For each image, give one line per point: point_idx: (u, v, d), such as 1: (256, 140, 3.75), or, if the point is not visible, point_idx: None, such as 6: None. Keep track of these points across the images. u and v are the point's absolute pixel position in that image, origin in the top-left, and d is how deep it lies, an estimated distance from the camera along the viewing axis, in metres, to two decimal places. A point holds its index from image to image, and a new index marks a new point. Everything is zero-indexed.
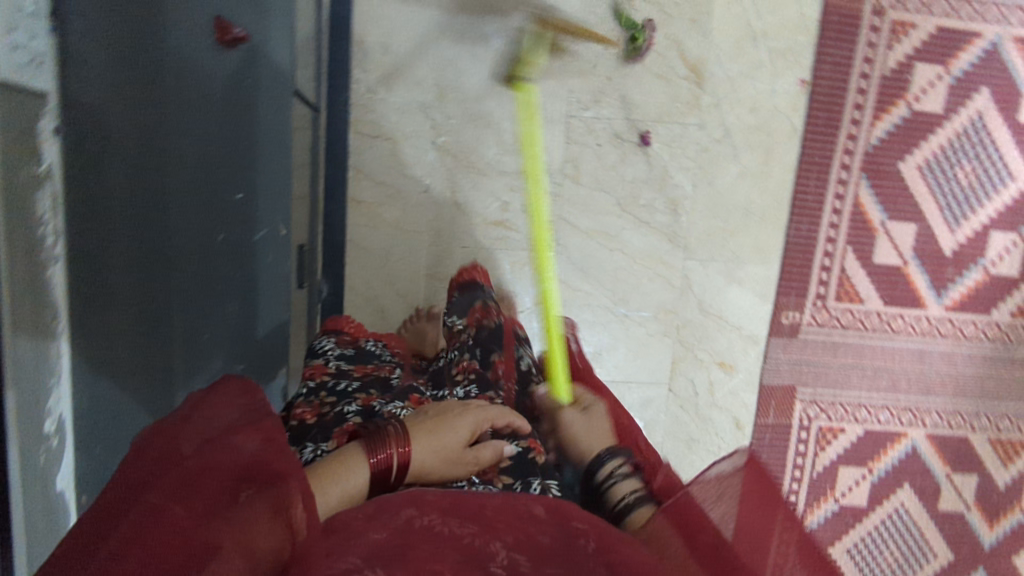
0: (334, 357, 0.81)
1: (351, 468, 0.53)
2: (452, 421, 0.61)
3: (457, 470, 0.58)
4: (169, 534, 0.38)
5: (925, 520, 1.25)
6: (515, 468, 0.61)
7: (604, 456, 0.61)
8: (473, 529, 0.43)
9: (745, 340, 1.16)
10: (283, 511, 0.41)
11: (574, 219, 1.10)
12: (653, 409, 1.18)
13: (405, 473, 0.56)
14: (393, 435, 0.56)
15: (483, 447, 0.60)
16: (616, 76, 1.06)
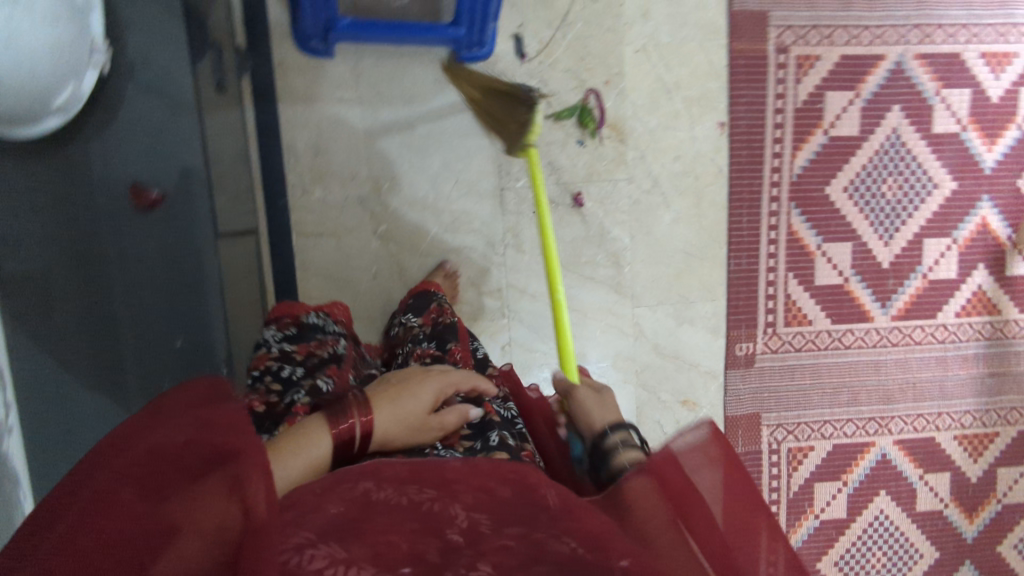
0: (276, 341, 0.83)
1: (313, 440, 0.55)
2: (415, 390, 0.65)
3: (421, 437, 0.64)
4: (109, 529, 0.34)
5: (907, 524, 1.28)
6: (473, 433, 0.68)
7: (608, 429, 0.66)
8: (433, 494, 0.46)
9: (703, 374, 1.20)
10: (241, 489, 0.38)
11: (521, 284, 1.14)
12: None
13: (370, 442, 0.60)
14: (354, 406, 0.60)
15: (446, 412, 0.66)
16: (541, 144, 1.11)
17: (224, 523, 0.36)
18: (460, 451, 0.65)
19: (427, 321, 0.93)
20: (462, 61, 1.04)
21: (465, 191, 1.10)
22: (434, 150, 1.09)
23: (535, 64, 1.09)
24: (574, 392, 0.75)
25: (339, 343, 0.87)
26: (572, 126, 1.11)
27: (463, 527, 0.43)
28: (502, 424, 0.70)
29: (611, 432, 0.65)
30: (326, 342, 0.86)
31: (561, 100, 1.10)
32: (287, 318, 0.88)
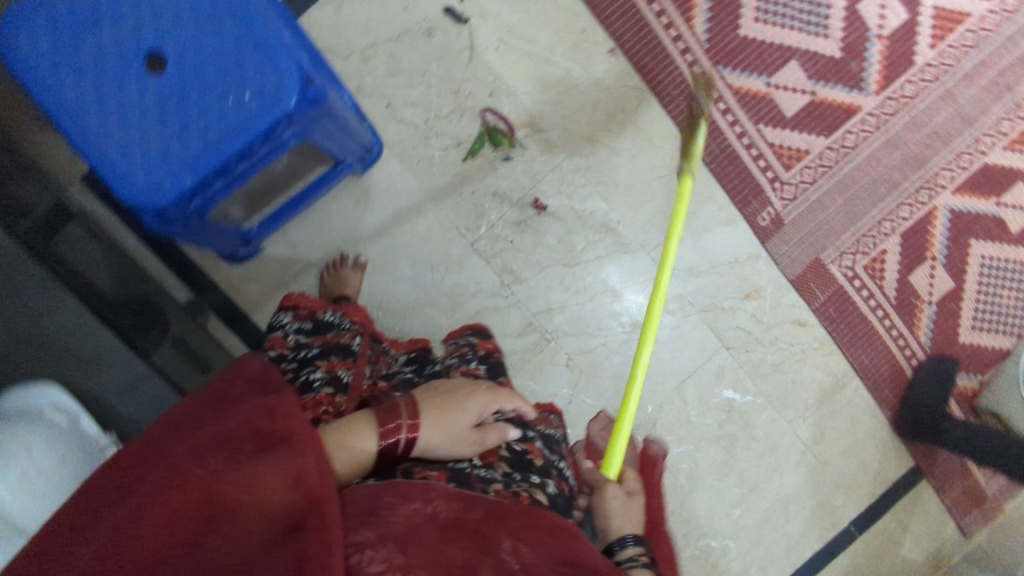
0: (290, 328, 0.78)
1: (360, 432, 0.57)
2: (465, 403, 0.66)
3: (465, 449, 0.64)
4: (195, 496, 0.42)
5: (1013, 250, 1.22)
6: (512, 462, 0.68)
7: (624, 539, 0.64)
8: (478, 517, 0.53)
9: (747, 261, 1.19)
10: (300, 481, 0.45)
11: (545, 304, 1.12)
12: (729, 374, 1.19)
13: (412, 447, 0.60)
14: (405, 407, 0.61)
15: (488, 430, 0.66)
16: (477, 184, 1.10)
17: (280, 498, 0.44)
18: (499, 474, 0.65)
19: (458, 352, 0.84)
20: (365, 171, 1.08)
21: (443, 266, 1.10)
22: (398, 254, 1.10)
23: (425, 123, 1.08)
24: (603, 485, 0.73)
25: (356, 339, 0.81)
26: (490, 150, 1.10)
27: (511, 553, 0.50)
28: (539, 465, 0.70)
29: (624, 543, 0.64)
30: (342, 335, 0.80)
31: (467, 136, 1.09)
32: (305, 309, 0.82)
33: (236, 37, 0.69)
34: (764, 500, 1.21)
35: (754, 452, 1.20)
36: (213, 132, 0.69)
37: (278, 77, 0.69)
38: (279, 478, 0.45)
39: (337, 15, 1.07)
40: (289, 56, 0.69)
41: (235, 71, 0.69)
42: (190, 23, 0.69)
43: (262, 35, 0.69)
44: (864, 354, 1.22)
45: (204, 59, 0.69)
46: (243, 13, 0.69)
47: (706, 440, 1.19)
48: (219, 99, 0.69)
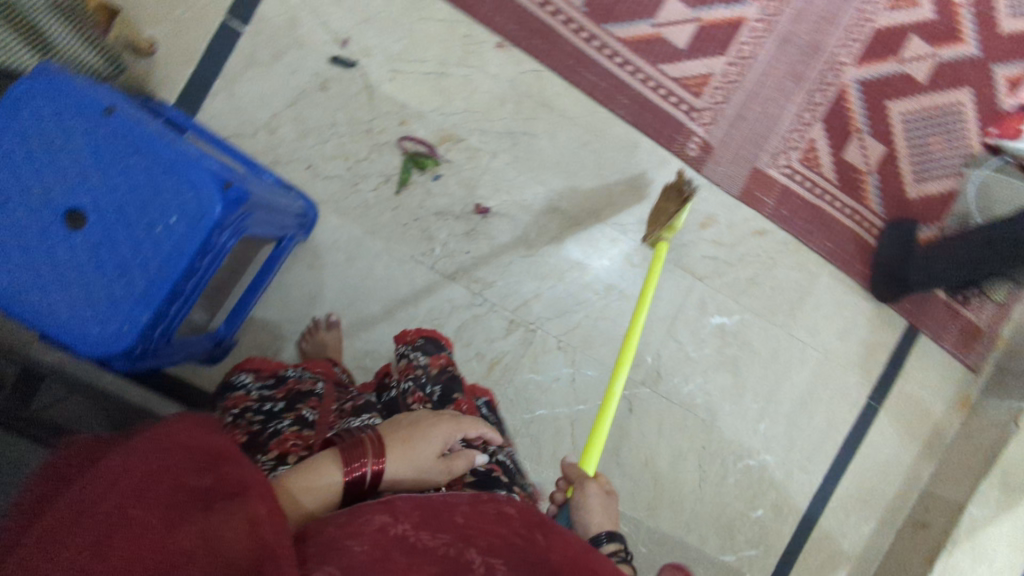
0: (253, 385, 0.78)
1: (326, 470, 0.59)
2: (431, 431, 0.68)
3: (432, 477, 0.66)
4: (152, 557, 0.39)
5: (928, 98, 1.27)
6: (477, 482, 0.73)
7: (604, 536, 0.73)
8: (446, 539, 0.53)
9: (692, 192, 1.21)
10: (255, 526, 0.43)
11: (520, 299, 1.15)
12: (711, 302, 1.23)
13: (379, 482, 0.62)
14: (370, 447, 0.62)
15: (454, 458, 0.69)
16: (418, 209, 1.12)
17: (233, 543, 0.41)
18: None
19: (413, 375, 0.84)
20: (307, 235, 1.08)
21: (414, 297, 1.12)
22: (367, 300, 1.11)
23: (350, 170, 1.10)
24: (585, 486, 0.81)
25: (318, 383, 0.80)
26: (419, 174, 1.12)
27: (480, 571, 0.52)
28: (503, 482, 0.75)
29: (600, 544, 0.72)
30: (302, 381, 0.79)
31: (393, 168, 1.11)
32: (265, 370, 0.82)
33: (143, 169, 0.72)
34: (783, 405, 1.25)
35: (758, 364, 1.24)
36: (152, 263, 0.72)
37: (195, 192, 0.72)
38: (232, 524, 0.42)
39: (231, 97, 1.07)
40: (198, 169, 0.72)
41: (153, 200, 0.72)
42: (95, 171, 0.72)
43: (167, 159, 0.72)
44: (827, 239, 1.26)
45: (121, 199, 0.72)
46: (142, 145, 0.72)
47: (711, 369, 1.23)
48: (147, 231, 0.72)
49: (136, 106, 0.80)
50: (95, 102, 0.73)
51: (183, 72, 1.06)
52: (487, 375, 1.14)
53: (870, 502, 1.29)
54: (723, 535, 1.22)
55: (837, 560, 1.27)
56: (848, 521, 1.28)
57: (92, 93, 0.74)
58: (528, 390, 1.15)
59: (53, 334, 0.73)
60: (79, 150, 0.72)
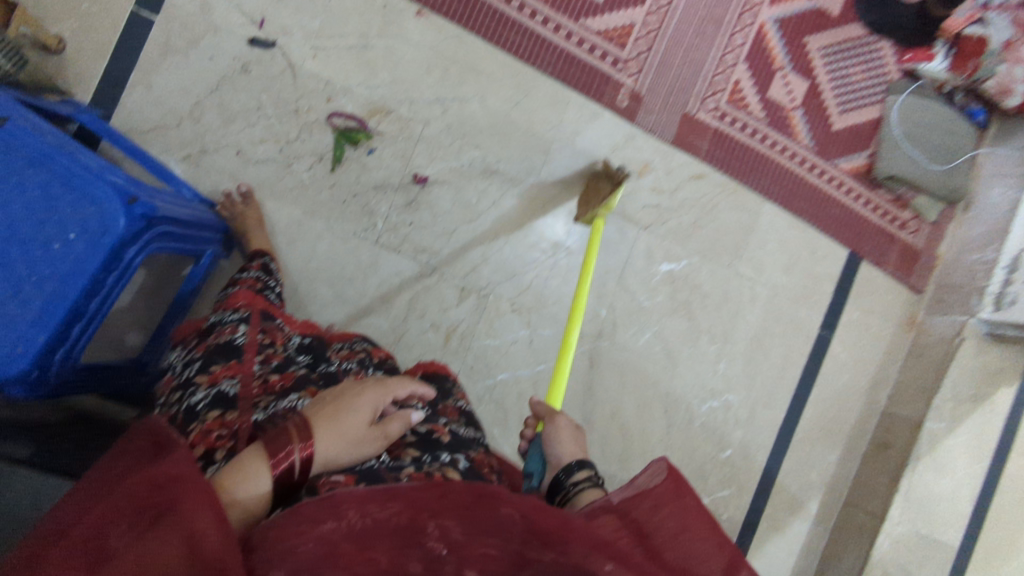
0: (177, 358, 0.78)
1: (256, 473, 0.55)
2: (359, 405, 0.67)
3: (369, 448, 0.65)
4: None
5: (841, 32, 1.32)
6: (420, 444, 0.71)
7: (574, 465, 0.70)
8: (396, 508, 0.52)
9: (626, 143, 1.22)
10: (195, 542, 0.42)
11: (469, 265, 1.14)
12: (658, 248, 1.24)
13: (312, 464, 0.60)
14: (295, 431, 0.60)
15: (388, 421, 0.68)
16: (355, 185, 1.10)
17: (176, 568, 0.40)
18: (408, 460, 0.67)
19: (356, 358, 0.83)
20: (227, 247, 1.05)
21: (362, 275, 1.10)
22: (313, 283, 1.09)
23: (281, 153, 1.08)
24: (555, 417, 0.80)
25: (240, 329, 0.79)
26: (352, 150, 1.10)
27: (438, 535, 0.51)
28: (448, 441, 0.74)
29: (572, 472, 0.70)
30: (222, 333, 0.78)
31: (324, 146, 1.09)
32: (189, 333, 0.82)
33: (38, 181, 0.68)
34: (739, 344, 1.27)
35: (710, 306, 1.26)
36: (49, 283, 0.68)
37: (97, 206, 0.69)
38: (170, 543, 0.41)
39: (150, 90, 1.04)
40: (102, 184, 0.70)
41: (50, 215, 0.68)
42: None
43: (66, 171, 0.69)
44: (762, 177, 1.29)
45: (14, 213, 0.68)
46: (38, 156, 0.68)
47: (666, 315, 1.24)
48: (43, 249, 0.68)
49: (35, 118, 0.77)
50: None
51: (98, 68, 1.03)
52: (444, 345, 1.13)
53: (836, 430, 1.32)
54: (696, 479, 1.23)
55: (808, 489, 1.30)
56: (815, 451, 1.31)
57: None
58: (486, 355, 1.14)
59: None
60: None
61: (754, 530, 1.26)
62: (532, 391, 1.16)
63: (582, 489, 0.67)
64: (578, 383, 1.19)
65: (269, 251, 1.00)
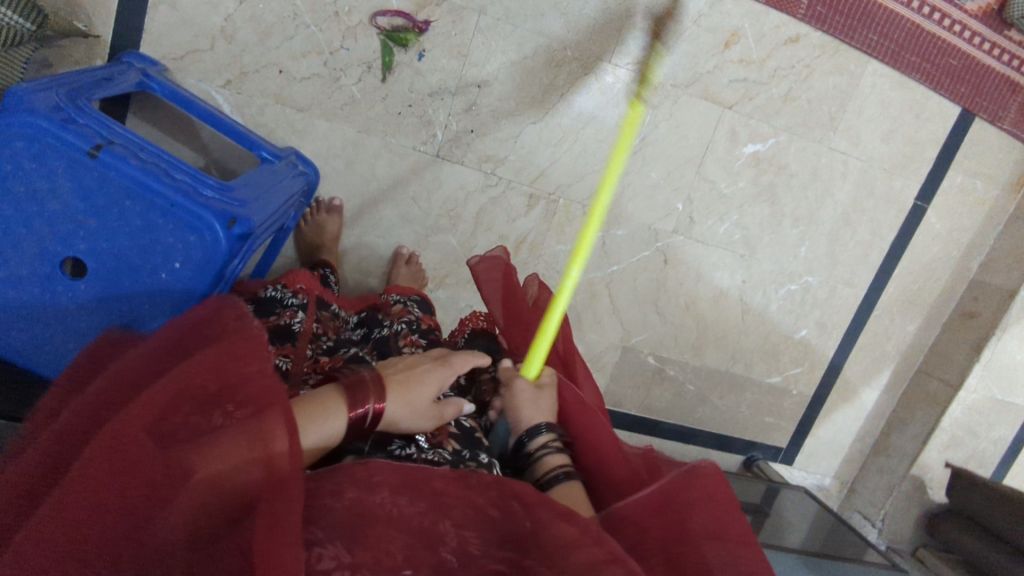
0: None
1: (325, 418, 0.49)
2: (429, 370, 0.60)
3: (422, 425, 0.57)
4: (135, 463, 0.37)
5: None
6: (462, 437, 0.61)
7: (541, 426, 0.62)
8: (424, 509, 0.44)
9: (712, 9, 1.05)
10: (261, 453, 0.41)
11: (537, 171, 1.08)
12: (743, 131, 1.12)
13: (376, 422, 0.54)
14: (375, 386, 0.53)
15: (446, 404, 0.60)
16: (410, 94, 1.00)
17: (233, 474, 0.40)
18: (450, 448, 0.58)
19: (405, 319, 0.84)
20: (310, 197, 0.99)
21: (427, 193, 1.06)
22: (376, 204, 1.05)
23: (327, 65, 0.97)
24: (513, 380, 0.66)
25: (298, 316, 0.77)
26: (402, 53, 0.98)
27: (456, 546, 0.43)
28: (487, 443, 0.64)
29: (536, 435, 0.61)
30: (281, 316, 0.77)
31: (372, 53, 0.98)
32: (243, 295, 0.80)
33: (139, 211, 0.66)
34: (824, 225, 1.20)
35: (797, 187, 1.17)
36: (161, 311, 0.71)
37: (198, 235, 0.67)
38: (237, 447, 0.40)
39: (175, 8, 0.91)
40: (202, 214, 0.67)
41: (152, 246, 0.68)
42: (87, 216, 0.66)
43: (163, 200, 0.66)
44: (871, 32, 1.11)
45: (120, 246, 0.68)
46: (136, 191, 0.65)
47: (748, 202, 1.16)
48: (152, 277, 0.69)
49: (125, 126, 0.71)
50: (78, 139, 0.64)
51: None
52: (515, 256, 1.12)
53: (918, 302, 1.30)
54: (767, 358, 1.27)
55: (881, 360, 1.32)
56: (893, 323, 1.30)
57: (74, 131, 0.64)
58: (554, 259, 1.14)
59: (52, 374, 0.74)
60: (65, 193, 0.65)
61: (824, 400, 1.33)
62: (605, 291, 1.16)
63: (546, 454, 0.59)
64: (653, 277, 1.17)
65: (330, 262, 1.00)
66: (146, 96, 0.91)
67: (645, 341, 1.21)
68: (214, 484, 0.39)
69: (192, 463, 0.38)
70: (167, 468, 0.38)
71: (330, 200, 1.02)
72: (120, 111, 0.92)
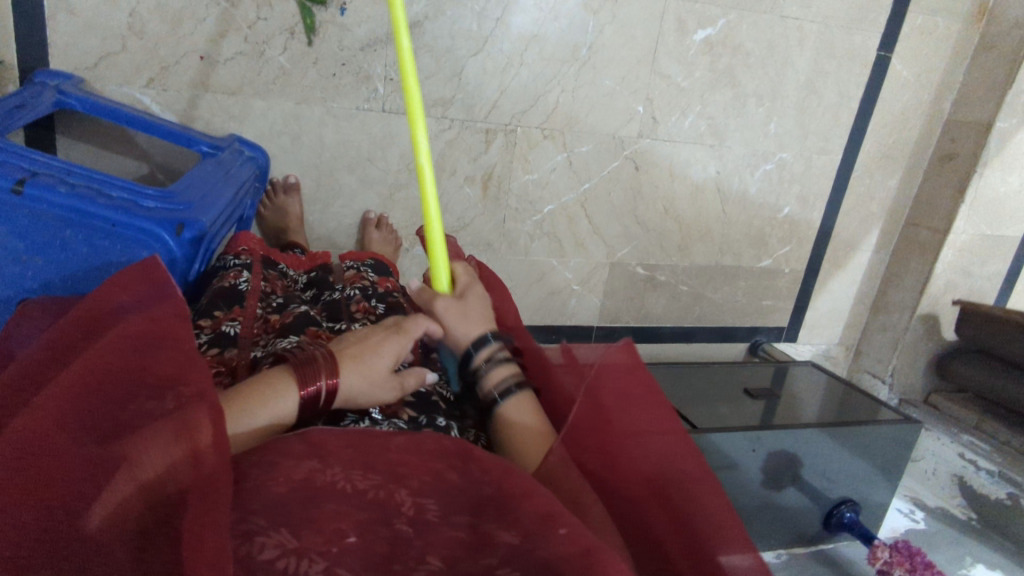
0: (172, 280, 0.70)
1: (278, 395, 0.46)
2: (388, 338, 0.57)
3: (384, 398, 0.54)
4: (53, 479, 0.30)
5: None
6: (418, 406, 0.58)
7: (488, 336, 0.60)
8: (379, 480, 0.37)
9: None
10: (188, 436, 0.32)
11: (487, 105, 1.04)
12: (691, 18, 1.07)
13: (332, 400, 0.50)
14: (326, 363, 0.50)
15: (406, 375, 0.57)
16: (342, 52, 0.96)
17: (160, 471, 0.31)
18: (407, 421, 0.56)
19: (359, 286, 0.81)
20: (263, 180, 0.96)
21: (384, 154, 1.03)
22: (333, 172, 1.02)
23: (249, 40, 0.92)
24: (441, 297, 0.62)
25: (243, 275, 0.74)
26: (323, 11, 0.93)
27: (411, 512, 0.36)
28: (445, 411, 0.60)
29: (483, 349, 0.59)
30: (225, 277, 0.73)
31: (291, 17, 0.92)
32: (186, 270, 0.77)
33: (82, 237, 0.62)
34: (789, 97, 1.17)
35: (755, 65, 1.13)
36: None
37: (151, 249, 0.63)
38: (162, 438, 0.31)
39: (75, 13, 0.85)
40: (149, 226, 0.63)
41: (108, 270, 0.63)
42: (32, 254, 0.62)
43: (105, 220, 0.62)
44: None
45: (73, 275, 0.63)
46: (75, 218, 0.61)
47: (709, 90, 1.13)
48: None
49: (45, 154, 0.66)
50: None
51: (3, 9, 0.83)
52: (484, 196, 1.10)
53: (895, 155, 1.28)
54: (755, 244, 1.27)
55: (868, 222, 1.32)
56: (874, 182, 1.29)
57: None
58: (523, 189, 1.11)
59: None
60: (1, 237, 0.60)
61: (818, 271, 1.34)
62: (582, 212, 1.15)
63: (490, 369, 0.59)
64: (626, 187, 1.15)
65: (299, 241, 0.98)
66: (68, 112, 0.87)
67: (631, 253, 1.20)
68: (143, 478, 0.30)
69: (119, 456, 0.31)
70: (96, 469, 0.30)
71: (284, 179, 1.00)
72: (47, 133, 0.88)
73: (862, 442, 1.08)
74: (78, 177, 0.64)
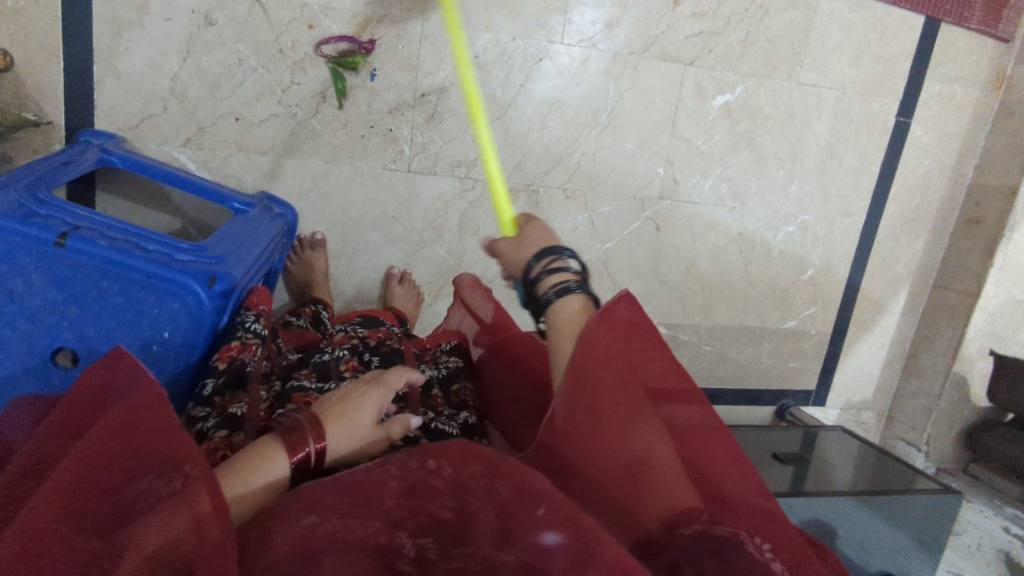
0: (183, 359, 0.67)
1: (267, 466, 0.45)
2: (367, 392, 0.56)
3: (370, 452, 0.54)
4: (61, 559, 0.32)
5: None
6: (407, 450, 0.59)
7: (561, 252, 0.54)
8: (379, 523, 0.37)
9: None
10: (195, 515, 0.35)
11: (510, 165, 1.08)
12: (710, 84, 1.10)
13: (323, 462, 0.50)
14: (309, 427, 0.50)
15: (392, 422, 0.57)
16: (370, 116, 1.00)
17: (168, 549, 0.33)
18: None
19: (348, 343, 0.82)
20: (292, 237, 0.98)
21: (408, 213, 1.06)
22: (359, 230, 1.05)
23: (282, 103, 0.96)
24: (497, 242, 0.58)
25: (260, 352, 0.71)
26: (354, 77, 0.97)
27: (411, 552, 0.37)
28: None
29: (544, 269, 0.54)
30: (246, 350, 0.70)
31: (324, 82, 0.97)
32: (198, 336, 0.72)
33: (118, 288, 0.63)
34: (809, 160, 1.18)
35: (774, 129, 1.15)
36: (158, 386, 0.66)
37: (182, 300, 0.65)
38: (171, 519, 0.34)
39: (121, 79, 0.90)
40: (184, 280, 0.64)
41: (140, 321, 0.64)
42: (69, 306, 0.62)
43: (142, 273, 0.63)
44: None
45: (107, 328, 0.63)
46: (113, 270, 0.62)
47: (728, 153, 1.14)
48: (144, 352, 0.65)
49: (88, 210, 0.69)
50: (44, 230, 0.60)
51: (57, 74, 0.88)
52: None
53: (919, 218, 1.28)
54: (780, 305, 1.26)
55: (894, 285, 1.31)
56: (899, 245, 1.29)
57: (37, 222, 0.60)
58: None
59: None
60: (41, 287, 0.61)
61: (845, 334, 1.32)
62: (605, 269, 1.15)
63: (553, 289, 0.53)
64: (648, 248, 1.16)
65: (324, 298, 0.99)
66: (110, 170, 0.91)
67: (653, 313, 1.20)
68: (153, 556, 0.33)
69: (118, 543, 0.33)
70: (105, 548, 0.33)
71: (312, 236, 1.02)
72: (89, 189, 0.92)
73: (899, 511, 1.03)
74: (118, 231, 0.66)
